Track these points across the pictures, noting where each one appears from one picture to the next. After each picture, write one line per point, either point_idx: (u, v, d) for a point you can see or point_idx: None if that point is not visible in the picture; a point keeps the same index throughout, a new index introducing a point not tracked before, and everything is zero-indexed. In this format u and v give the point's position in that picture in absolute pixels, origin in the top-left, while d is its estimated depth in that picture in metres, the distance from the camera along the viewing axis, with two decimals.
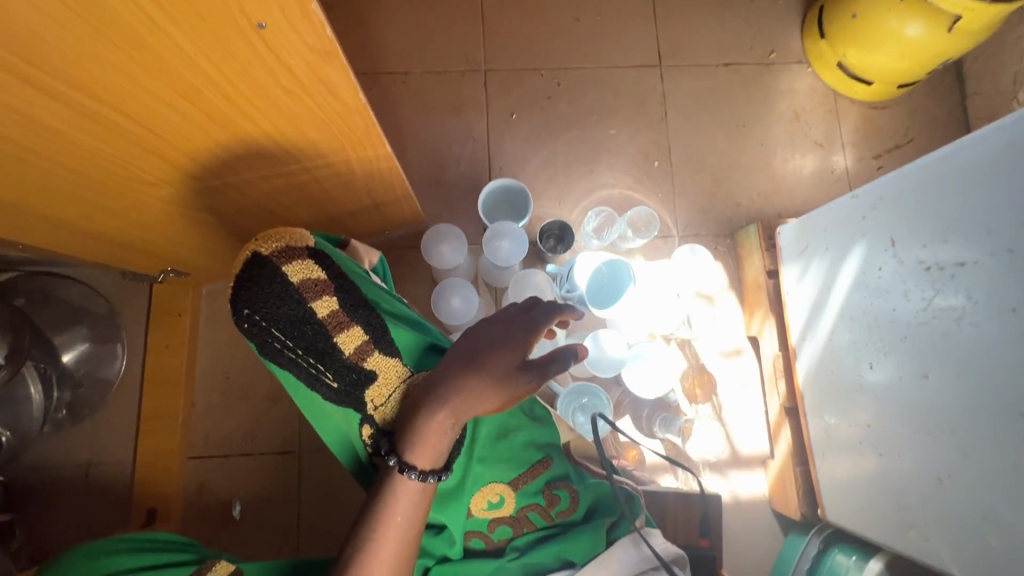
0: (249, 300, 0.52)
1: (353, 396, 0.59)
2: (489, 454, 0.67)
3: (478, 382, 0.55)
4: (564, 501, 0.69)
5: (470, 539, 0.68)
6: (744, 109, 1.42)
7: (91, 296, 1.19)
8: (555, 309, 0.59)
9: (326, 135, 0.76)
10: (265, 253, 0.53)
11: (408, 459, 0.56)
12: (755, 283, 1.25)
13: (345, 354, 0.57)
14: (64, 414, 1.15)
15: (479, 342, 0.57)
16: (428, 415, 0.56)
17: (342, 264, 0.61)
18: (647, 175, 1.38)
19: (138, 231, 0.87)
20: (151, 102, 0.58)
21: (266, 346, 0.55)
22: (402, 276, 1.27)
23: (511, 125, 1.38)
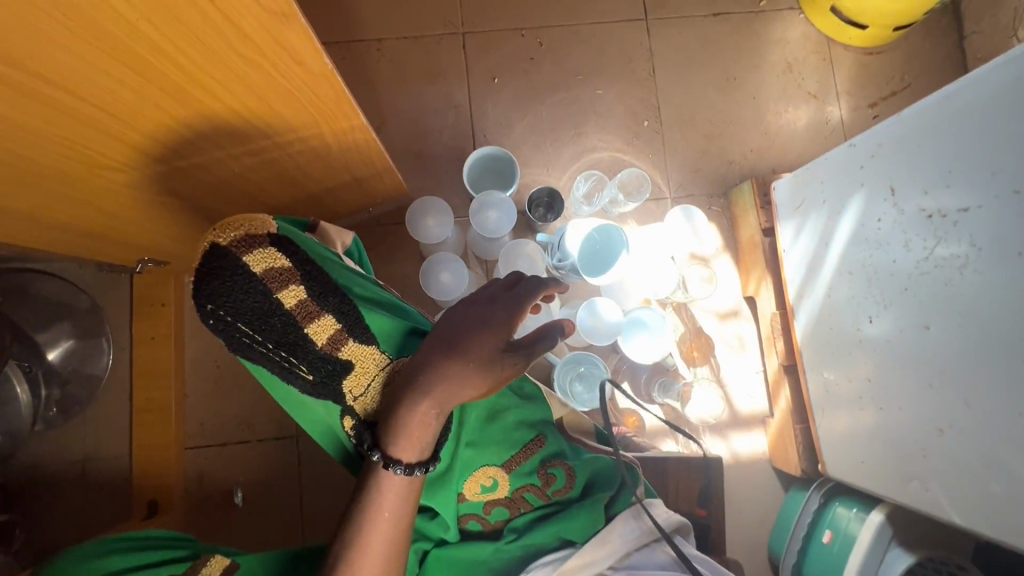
0: (213, 295, 0.47)
1: (330, 387, 0.56)
2: (479, 438, 0.65)
3: (464, 367, 0.54)
4: (560, 480, 0.68)
5: (467, 522, 0.67)
6: (735, 62, 1.37)
7: (70, 291, 1.15)
8: (539, 285, 0.59)
9: (295, 107, 0.72)
10: (224, 243, 0.49)
11: (392, 454, 0.55)
12: (751, 242, 1.22)
13: (317, 346, 0.55)
14: (55, 411, 1.13)
15: (463, 325, 0.56)
16: (412, 406, 0.54)
17: (309, 250, 0.58)
18: (637, 136, 1.34)
19: (105, 218, 0.83)
20: (95, 77, 0.53)
21: (234, 343, 0.49)
22: (389, 253, 1.24)
23: (494, 90, 1.32)
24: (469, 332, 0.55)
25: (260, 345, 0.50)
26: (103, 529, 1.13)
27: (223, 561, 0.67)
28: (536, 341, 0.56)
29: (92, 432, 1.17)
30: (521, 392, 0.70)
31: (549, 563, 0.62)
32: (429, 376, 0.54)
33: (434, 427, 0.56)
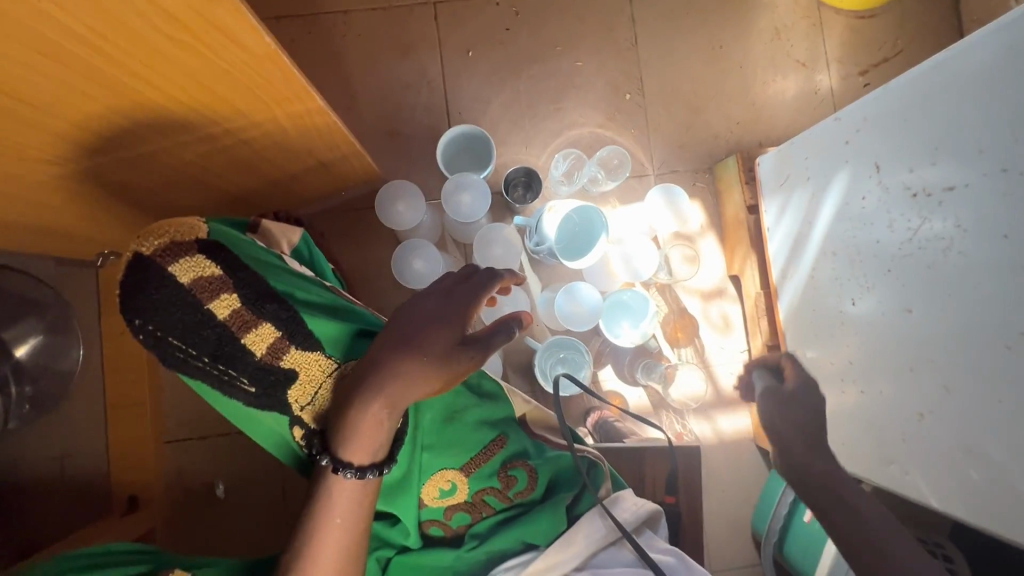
0: (138, 308, 0.45)
1: (273, 399, 0.55)
2: (435, 441, 0.64)
3: (422, 364, 0.54)
4: (521, 482, 0.68)
5: (428, 528, 0.67)
6: (722, 29, 1.30)
7: (34, 285, 1.08)
8: (493, 279, 0.61)
9: (243, 93, 0.67)
10: (147, 252, 0.48)
11: (341, 458, 0.54)
12: (735, 220, 1.19)
13: (256, 356, 0.54)
14: (28, 408, 1.08)
15: (420, 325, 0.56)
16: (363, 409, 0.53)
17: (244, 256, 0.58)
18: (619, 110, 1.28)
19: (55, 207, 0.78)
20: (5, 66, 0.49)
21: (167, 359, 0.46)
22: (363, 238, 1.20)
23: (468, 64, 1.26)
24: (427, 331, 0.56)
25: (193, 357, 0.48)
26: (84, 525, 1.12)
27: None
28: (491, 337, 0.58)
29: (66, 429, 1.15)
30: (480, 392, 0.70)
31: (511, 569, 0.63)
32: (385, 371, 0.54)
33: (385, 435, 0.54)
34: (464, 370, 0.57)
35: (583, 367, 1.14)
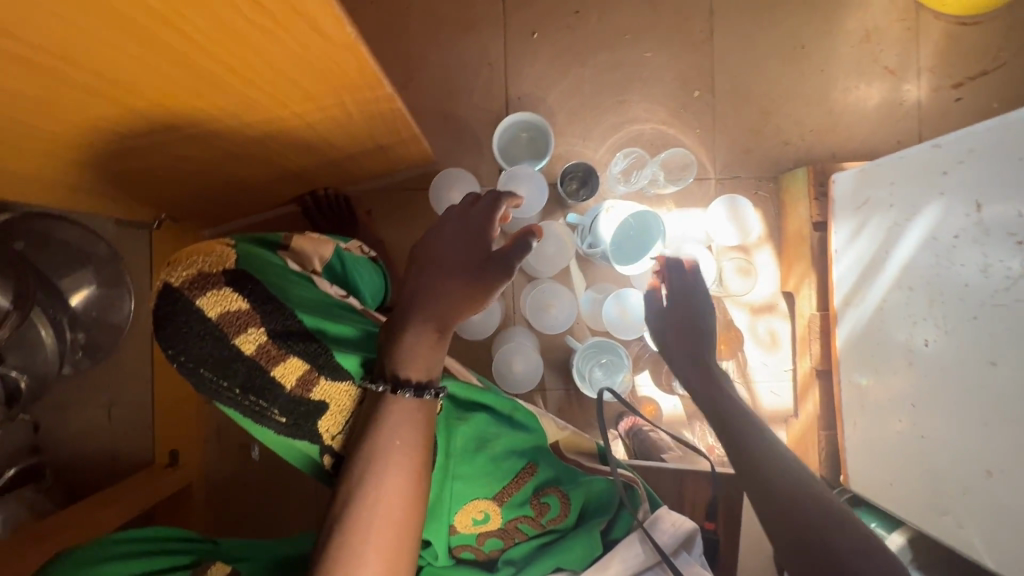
0: (173, 340, 0.50)
1: (304, 427, 0.58)
2: (467, 469, 0.61)
3: (460, 282, 0.58)
4: (554, 508, 0.65)
5: (459, 552, 0.64)
6: (806, 27, 1.22)
7: (91, 239, 1.10)
8: (501, 198, 0.62)
9: (315, 79, 0.65)
10: (177, 283, 0.50)
11: (402, 376, 0.55)
12: (798, 235, 1.14)
13: (286, 389, 0.56)
14: (82, 355, 1.13)
15: (447, 249, 0.60)
16: (413, 329, 0.56)
17: (271, 284, 0.56)
18: (685, 108, 1.22)
19: (120, 172, 0.79)
20: (94, 47, 0.48)
21: (202, 385, 0.53)
22: (410, 222, 1.20)
23: (532, 47, 1.21)
24: (456, 254, 0.59)
25: (224, 388, 0.53)
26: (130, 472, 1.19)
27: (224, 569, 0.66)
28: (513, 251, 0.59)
29: (115, 379, 1.20)
30: (508, 418, 0.66)
31: None
32: (430, 293, 0.57)
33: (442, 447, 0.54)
34: (499, 287, 0.59)
35: (625, 372, 1.10)
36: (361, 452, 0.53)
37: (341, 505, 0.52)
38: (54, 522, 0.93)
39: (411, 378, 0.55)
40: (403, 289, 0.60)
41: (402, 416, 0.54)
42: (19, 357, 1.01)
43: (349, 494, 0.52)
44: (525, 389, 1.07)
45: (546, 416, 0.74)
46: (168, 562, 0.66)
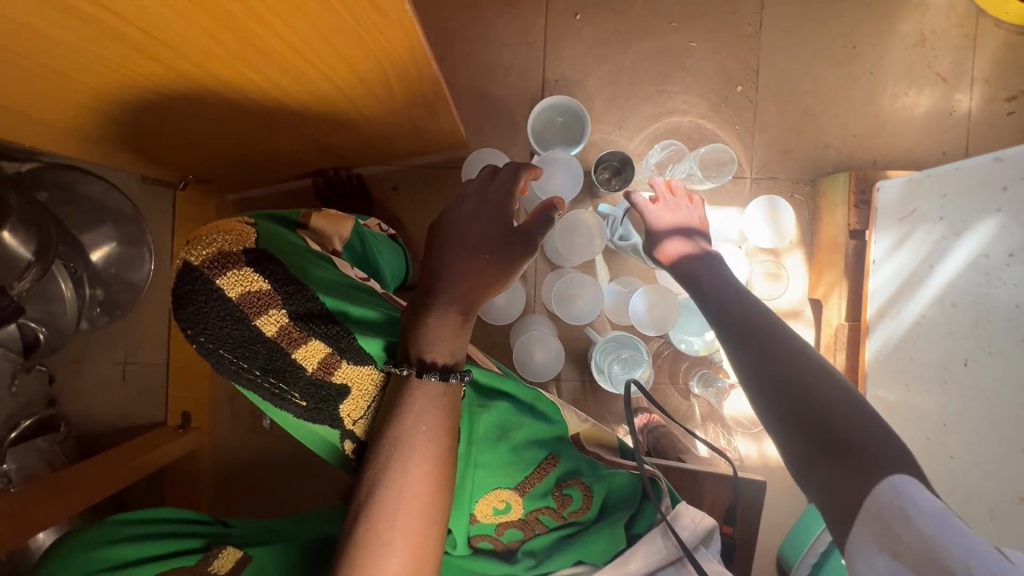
0: (192, 320, 0.45)
1: (325, 412, 0.54)
2: (489, 458, 0.60)
3: (480, 262, 0.54)
4: (576, 501, 0.64)
5: (478, 541, 0.63)
6: (859, 27, 1.17)
7: (113, 195, 1.10)
8: (517, 170, 0.58)
9: (363, 54, 0.63)
10: (196, 261, 0.46)
11: (427, 360, 0.53)
12: (833, 242, 1.11)
13: (307, 371, 0.52)
14: (99, 311, 1.12)
15: (466, 225, 0.56)
16: (436, 311, 0.53)
17: (292, 264, 0.53)
18: (726, 102, 1.18)
19: (145, 128, 0.76)
20: (147, 3, 0.46)
21: (221, 366, 0.46)
22: (436, 200, 1.18)
23: (573, 28, 1.17)
24: (475, 231, 0.55)
25: (243, 371, 0.47)
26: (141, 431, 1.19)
27: (236, 554, 0.66)
28: (536, 227, 0.56)
29: (131, 337, 1.20)
30: (531, 407, 0.63)
31: None
32: (450, 273, 0.54)
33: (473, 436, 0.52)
34: (519, 266, 0.55)
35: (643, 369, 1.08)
36: (388, 435, 0.51)
37: (366, 487, 0.51)
38: (66, 475, 0.93)
39: (436, 363, 0.53)
40: (422, 268, 0.56)
41: (428, 402, 0.52)
42: (37, 309, 1.00)
43: (375, 476, 0.51)
44: (545, 378, 1.05)
45: (567, 408, 0.69)
46: (180, 546, 0.67)
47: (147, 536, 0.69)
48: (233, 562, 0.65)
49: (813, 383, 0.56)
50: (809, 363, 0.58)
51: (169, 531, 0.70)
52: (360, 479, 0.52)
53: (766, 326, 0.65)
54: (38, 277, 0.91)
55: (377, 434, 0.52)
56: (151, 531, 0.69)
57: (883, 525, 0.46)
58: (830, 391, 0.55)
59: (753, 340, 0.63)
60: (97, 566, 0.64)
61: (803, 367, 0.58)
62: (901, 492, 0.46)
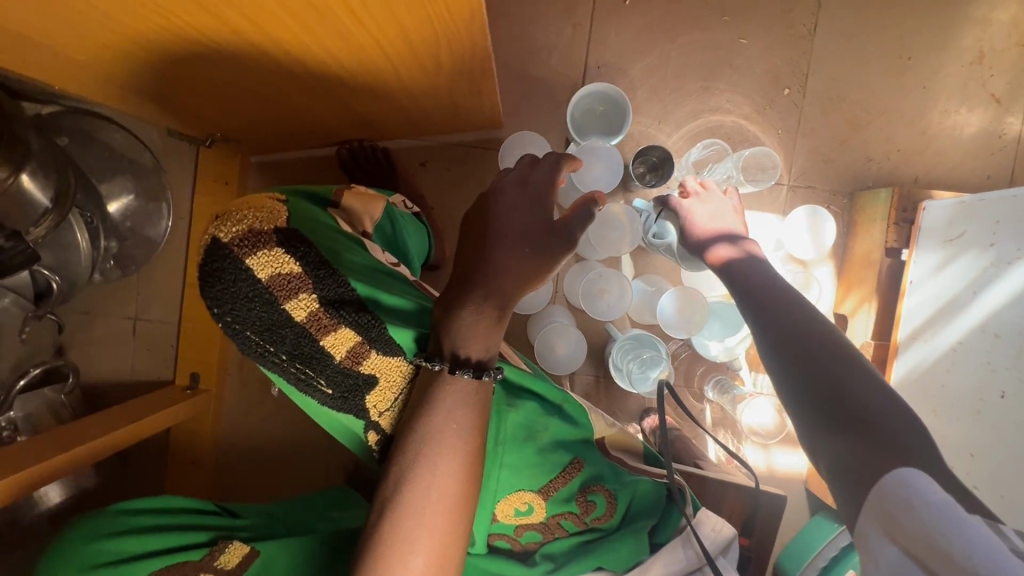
0: (217, 298, 0.41)
1: (351, 402, 0.51)
2: (515, 458, 0.56)
3: (519, 260, 0.50)
4: (600, 508, 0.61)
5: (495, 540, 0.60)
6: (917, 37, 1.13)
7: (136, 146, 1.09)
8: (559, 159, 0.52)
9: (421, 24, 0.60)
10: (225, 238, 0.41)
11: (458, 355, 0.50)
12: (865, 259, 1.07)
13: (335, 360, 0.48)
14: (112, 265, 1.11)
15: (504, 220, 0.51)
16: (471, 306, 0.50)
17: (321, 244, 0.48)
18: (771, 105, 1.15)
19: (176, 77, 0.72)
20: None
21: (247, 348, 0.45)
22: (464, 180, 1.15)
23: (622, 14, 1.13)
24: (514, 226, 0.51)
25: (270, 354, 0.45)
26: (147, 388, 1.18)
27: (243, 548, 0.65)
28: (574, 223, 0.50)
29: (144, 293, 1.18)
30: (557, 407, 0.61)
31: None
32: (489, 270, 0.50)
33: None
34: (560, 263, 0.52)
35: (660, 368, 1.06)
36: (417, 426, 0.49)
37: (393, 479, 0.49)
38: (71, 427, 0.92)
39: (470, 358, 0.51)
40: (457, 260, 0.53)
41: (458, 399, 0.50)
42: (52, 256, 0.98)
43: (403, 467, 0.49)
44: (564, 371, 1.04)
45: (592, 410, 0.69)
46: (184, 540, 0.66)
47: (152, 527, 0.68)
48: (241, 558, 0.65)
49: (851, 381, 0.60)
50: (845, 361, 0.63)
51: (174, 524, 0.69)
52: (387, 469, 0.50)
53: (806, 325, 0.69)
54: (54, 225, 0.89)
55: (405, 423, 0.50)
56: (154, 522, 0.68)
57: (871, 499, 0.49)
58: (867, 387, 0.59)
59: (793, 340, 0.67)
60: (98, 560, 0.63)
61: (833, 361, 0.63)
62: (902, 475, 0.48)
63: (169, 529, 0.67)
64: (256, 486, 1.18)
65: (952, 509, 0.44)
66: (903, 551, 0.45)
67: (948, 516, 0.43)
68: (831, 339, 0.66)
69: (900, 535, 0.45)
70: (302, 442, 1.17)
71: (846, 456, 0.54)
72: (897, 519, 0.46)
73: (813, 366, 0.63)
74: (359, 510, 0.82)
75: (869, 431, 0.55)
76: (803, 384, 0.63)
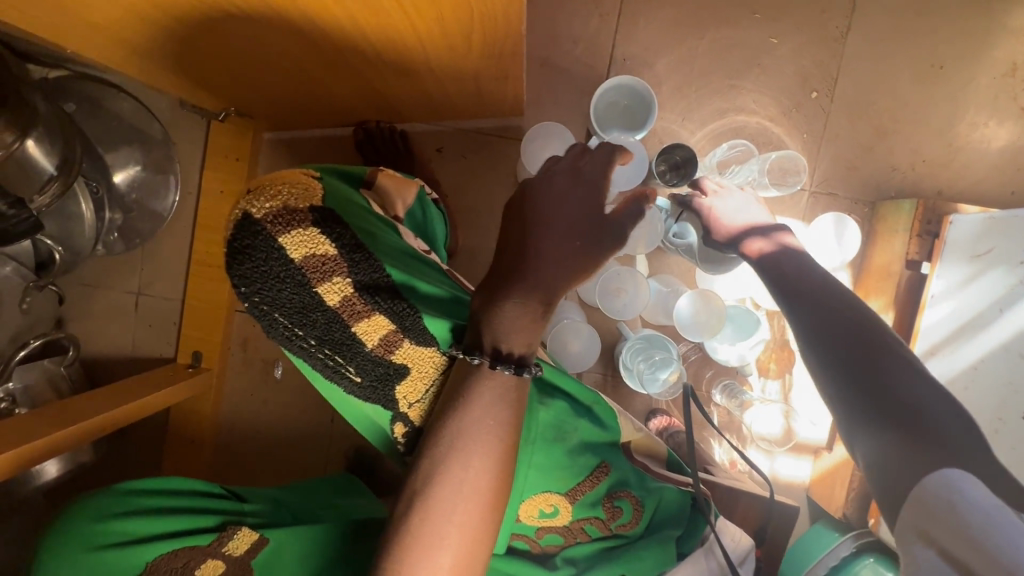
0: (246, 275, 0.40)
1: (379, 391, 0.50)
2: (545, 459, 0.55)
3: (569, 251, 0.49)
4: (625, 514, 0.60)
5: (514, 539, 0.59)
6: (950, 46, 1.10)
7: (145, 117, 1.06)
8: (611, 151, 0.52)
9: (459, 5, 0.58)
10: (258, 214, 0.39)
11: (501, 353, 0.48)
12: (884, 270, 1.04)
13: (367, 347, 0.47)
14: (116, 237, 1.09)
15: (554, 208, 0.50)
16: (514, 299, 0.48)
17: (355, 223, 0.45)
18: (798, 107, 1.12)
19: (196, 45, 0.70)
20: None
21: (273, 328, 0.44)
22: (481, 169, 1.12)
23: (651, 6, 1.10)
24: (565, 214, 0.49)
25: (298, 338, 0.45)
26: (147, 365, 1.16)
27: (252, 535, 0.64)
28: (625, 220, 0.51)
29: (148, 267, 1.15)
30: (588, 409, 0.60)
31: None
32: (537, 259, 0.48)
33: None
34: (608, 258, 0.51)
35: (670, 368, 1.06)
36: (450, 420, 0.47)
37: (423, 474, 0.47)
38: (72, 403, 0.89)
39: (512, 354, 0.49)
40: (500, 250, 0.50)
41: (497, 394, 0.48)
42: (55, 226, 0.95)
43: (433, 463, 0.47)
44: (581, 369, 1.03)
45: (619, 412, 0.67)
46: (192, 524, 0.65)
47: (160, 509, 0.66)
48: (250, 544, 0.63)
49: (895, 376, 0.64)
50: (892, 358, 0.66)
51: (182, 505, 0.67)
52: (416, 464, 0.48)
53: (853, 319, 0.71)
54: (61, 192, 0.87)
55: (437, 416, 0.48)
56: (161, 504, 0.67)
57: (912, 494, 0.54)
58: (913, 383, 0.63)
59: (837, 333, 0.70)
60: (104, 541, 0.62)
61: (879, 357, 0.66)
62: (949, 479, 0.52)
63: (177, 511, 0.66)
64: (254, 469, 1.16)
65: (1002, 518, 0.47)
66: (941, 553, 0.48)
67: (996, 526, 0.46)
68: (877, 333, 0.69)
69: (941, 537, 0.49)
70: (304, 425, 1.16)
71: (885, 450, 0.59)
72: (941, 518, 0.50)
73: (851, 362, 0.67)
74: (364, 499, 0.81)
75: (913, 425, 0.59)
76: (846, 376, 0.66)
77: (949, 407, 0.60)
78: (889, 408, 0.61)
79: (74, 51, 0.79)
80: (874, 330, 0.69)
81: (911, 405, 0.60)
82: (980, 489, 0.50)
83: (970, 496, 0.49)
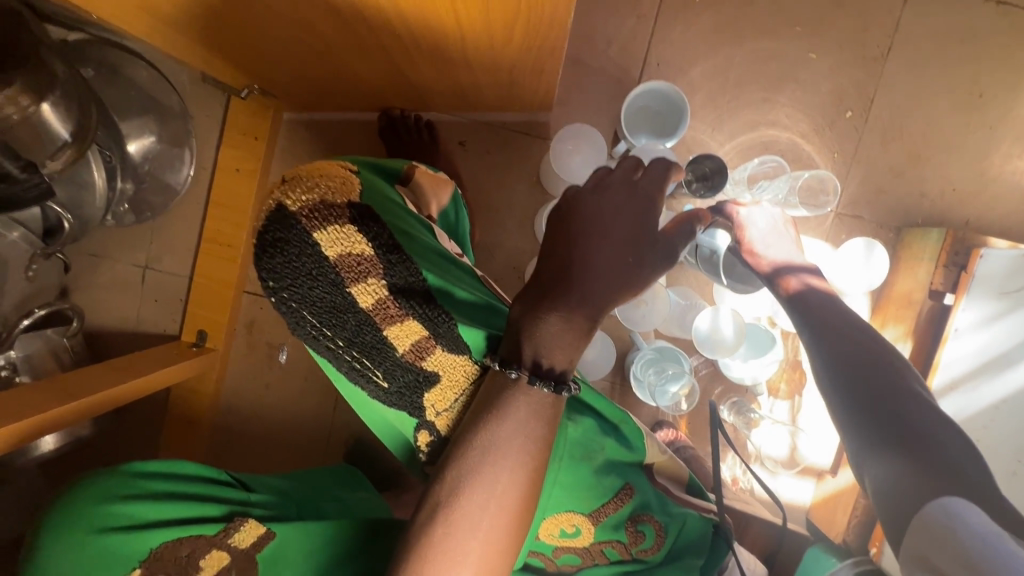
0: (276, 271, 0.38)
1: (406, 398, 0.49)
2: (570, 477, 0.55)
3: (620, 267, 0.48)
4: (647, 539, 0.60)
5: (529, 557, 0.59)
6: (991, 75, 1.08)
7: (163, 87, 1.05)
8: (666, 168, 0.52)
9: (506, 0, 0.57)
10: (292, 206, 0.37)
11: (539, 366, 0.46)
12: (904, 298, 1.02)
13: (397, 352, 0.45)
14: (126, 208, 1.07)
15: (605, 219, 0.50)
16: (557, 312, 0.46)
17: (393, 224, 0.43)
18: (831, 126, 1.10)
19: (226, 17, 0.68)
20: None
21: (300, 329, 0.42)
22: (503, 165, 1.10)
23: (690, 10, 1.07)
24: (616, 228, 0.49)
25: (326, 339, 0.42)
26: (149, 340, 1.14)
27: (259, 528, 0.63)
28: (676, 240, 0.52)
29: (157, 240, 1.13)
30: (615, 428, 0.58)
31: None
32: (584, 271, 0.48)
33: None
34: (656, 277, 0.51)
35: (680, 381, 1.06)
36: (481, 432, 0.46)
37: (449, 486, 0.45)
38: (76, 376, 0.88)
39: (552, 370, 0.47)
40: (543, 259, 0.49)
41: (532, 410, 0.46)
42: (66, 193, 0.93)
43: (459, 477, 0.45)
44: (596, 375, 1.08)
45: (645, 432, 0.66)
46: (195, 513, 0.63)
47: (167, 495, 0.65)
48: (253, 539, 0.62)
49: (907, 406, 0.65)
50: (902, 387, 0.67)
51: (187, 491, 0.66)
52: (440, 473, 0.46)
53: (865, 346, 0.72)
54: (75, 158, 0.84)
55: (465, 426, 0.47)
56: (165, 488, 0.65)
57: (917, 522, 0.56)
58: (922, 413, 0.64)
59: (850, 359, 0.71)
60: (103, 524, 0.60)
61: (890, 385, 0.67)
62: (950, 507, 0.54)
63: (179, 499, 0.65)
64: (251, 452, 1.14)
65: (999, 543, 0.50)
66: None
67: (992, 548, 0.49)
68: (888, 362, 0.70)
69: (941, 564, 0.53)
70: (304, 412, 1.14)
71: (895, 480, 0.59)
72: (941, 546, 0.53)
73: (862, 390, 0.68)
74: (367, 493, 0.79)
75: (925, 455, 0.60)
76: (856, 403, 0.67)
77: (957, 439, 0.61)
78: (901, 438, 0.62)
79: (100, 16, 0.76)
80: (886, 359, 0.70)
81: (923, 436, 0.61)
82: (979, 516, 0.53)
83: (969, 523, 0.52)
